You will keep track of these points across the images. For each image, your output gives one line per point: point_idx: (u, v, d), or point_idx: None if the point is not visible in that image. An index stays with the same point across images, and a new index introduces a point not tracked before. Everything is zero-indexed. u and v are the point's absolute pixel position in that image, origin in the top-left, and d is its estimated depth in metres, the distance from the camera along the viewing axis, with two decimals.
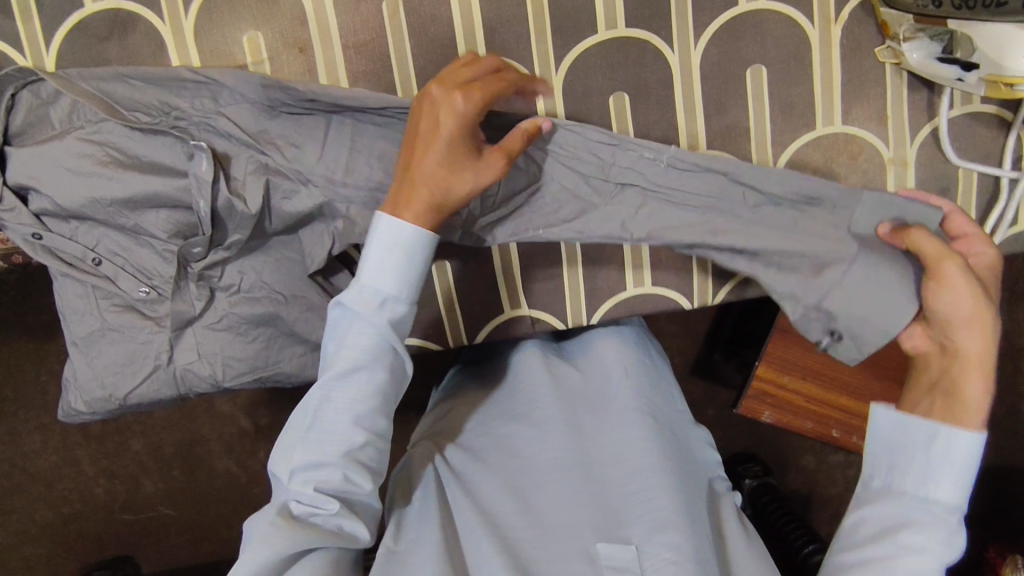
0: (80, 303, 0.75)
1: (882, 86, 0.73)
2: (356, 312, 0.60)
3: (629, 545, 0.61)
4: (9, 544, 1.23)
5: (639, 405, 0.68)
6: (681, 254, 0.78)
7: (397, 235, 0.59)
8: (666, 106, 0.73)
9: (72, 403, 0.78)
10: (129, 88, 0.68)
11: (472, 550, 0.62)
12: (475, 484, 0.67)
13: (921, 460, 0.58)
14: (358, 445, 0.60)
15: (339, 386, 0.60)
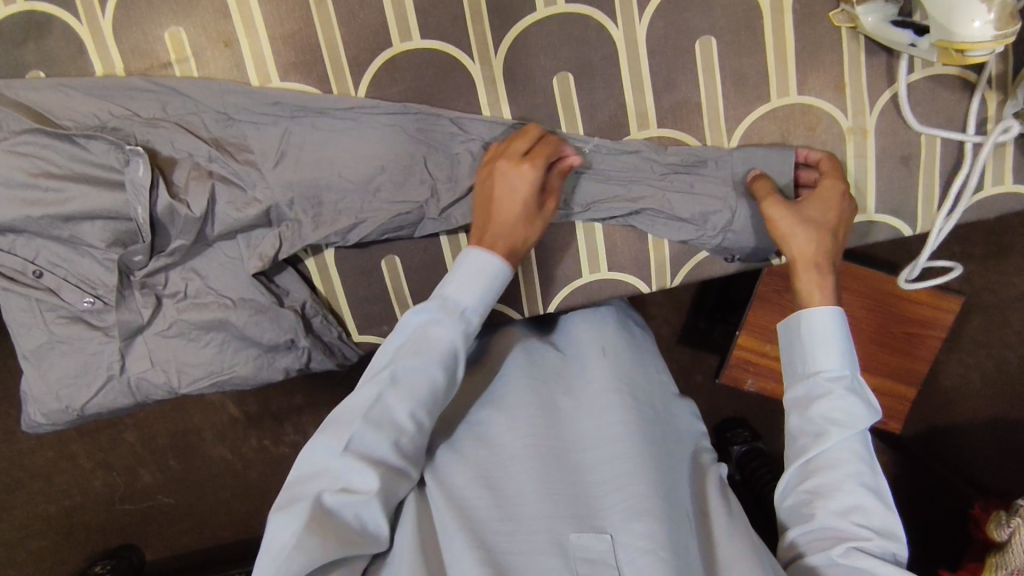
0: (26, 316, 0.73)
1: (838, 51, 0.70)
2: (435, 316, 0.61)
3: (603, 535, 0.59)
4: (14, 538, 1.26)
5: (620, 388, 0.66)
6: (639, 237, 0.75)
7: (483, 263, 0.62)
8: (613, 84, 0.70)
9: (32, 415, 0.77)
10: (64, 97, 0.67)
11: (446, 549, 0.58)
12: (445, 474, 0.63)
13: (802, 347, 0.61)
14: (406, 438, 0.58)
15: (414, 368, 0.59)
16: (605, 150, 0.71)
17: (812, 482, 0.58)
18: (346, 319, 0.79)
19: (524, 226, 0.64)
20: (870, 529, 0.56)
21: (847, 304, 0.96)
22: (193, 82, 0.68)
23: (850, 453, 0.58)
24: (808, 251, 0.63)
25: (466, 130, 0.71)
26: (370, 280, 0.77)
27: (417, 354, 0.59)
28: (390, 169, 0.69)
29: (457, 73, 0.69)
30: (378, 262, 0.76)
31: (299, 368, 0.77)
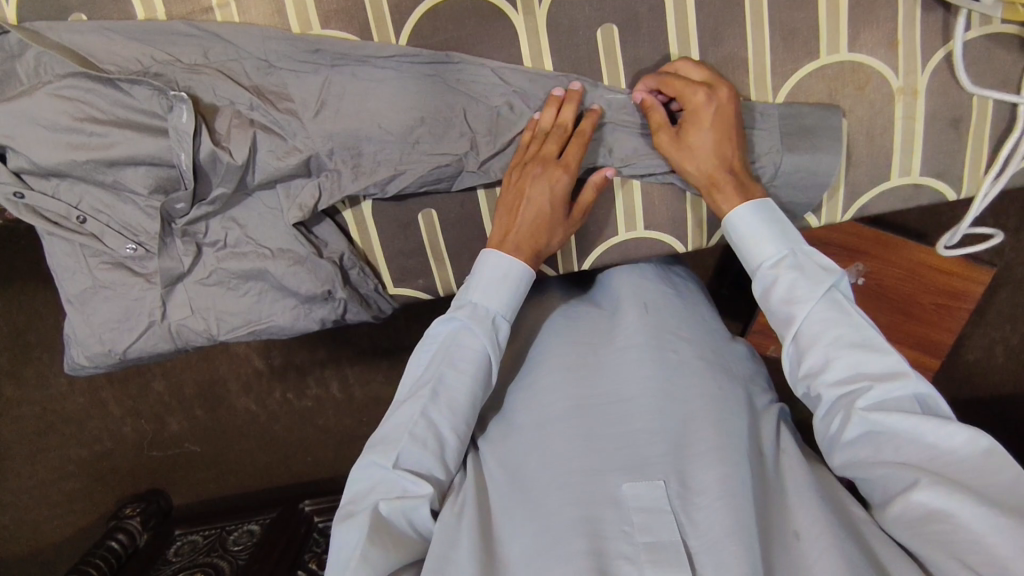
0: (71, 260, 0.74)
1: (893, 7, 0.68)
2: (472, 331, 0.64)
3: (656, 483, 0.59)
4: (49, 479, 1.31)
5: (665, 347, 0.67)
6: (677, 196, 0.75)
7: (506, 264, 0.66)
8: (659, 38, 0.69)
9: (75, 358, 0.79)
10: (105, 40, 0.67)
11: (506, 517, 0.62)
12: (502, 443, 0.66)
13: (742, 254, 0.65)
14: (456, 399, 0.63)
15: (458, 403, 0.63)
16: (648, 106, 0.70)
17: (806, 372, 0.61)
18: (381, 272, 0.79)
19: (552, 221, 0.68)
20: (869, 378, 0.57)
21: (877, 272, 0.95)
22: (233, 28, 0.67)
23: (816, 335, 0.60)
24: (708, 169, 0.66)
25: (507, 82, 0.69)
26: (406, 234, 0.77)
27: (456, 365, 0.63)
28: (430, 121, 0.69)
29: (499, 23, 0.68)
30: (415, 216, 0.76)
31: (335, 320, 0.77)
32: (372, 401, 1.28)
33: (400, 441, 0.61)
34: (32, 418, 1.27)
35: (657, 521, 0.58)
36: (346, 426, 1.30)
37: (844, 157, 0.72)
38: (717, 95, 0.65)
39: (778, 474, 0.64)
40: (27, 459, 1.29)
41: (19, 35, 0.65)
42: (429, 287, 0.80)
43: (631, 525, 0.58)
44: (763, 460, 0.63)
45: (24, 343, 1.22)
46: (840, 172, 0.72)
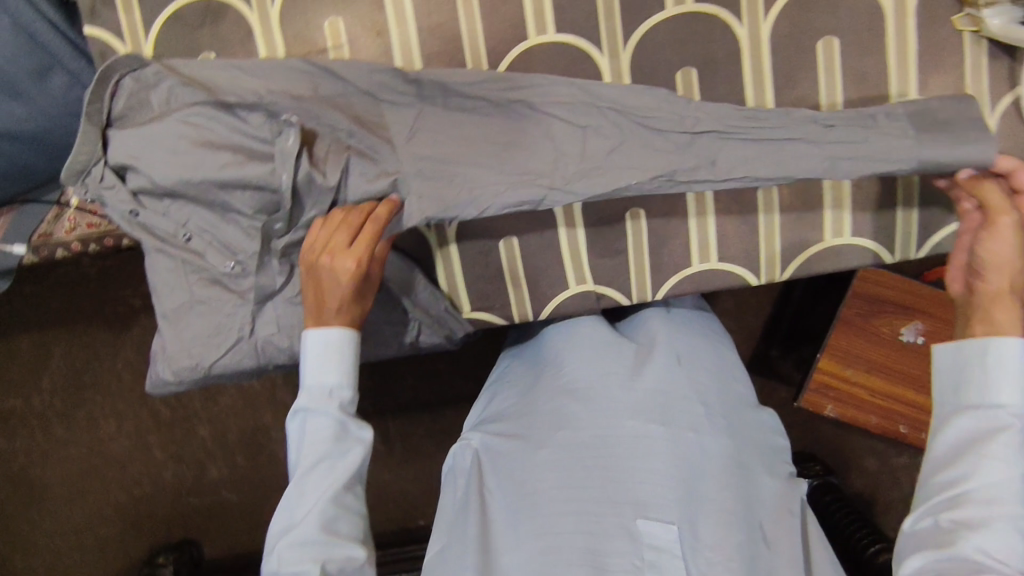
0: (172, 276, 0.79)
1: (960, 55, 0.71)
2: (314, 412, 0.70)
3: (668, 525, 0.66)
4: (84, 523, 1.30)
5: (692, 396, 0.72)
6: (750, 230, 0.77)
7: (324, 339, 0.69)
8: (735, 80, 0.73)
9: (161, 373, 0.82)
10: (230, 75, 0.74)
11: (509, 530, 0.69)
12: (516, 463, 0.71)
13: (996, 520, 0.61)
14: (318, 474, 0.69)
15: (326, 479, 0.69)
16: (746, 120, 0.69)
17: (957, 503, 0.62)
18: (456, 294, 0.80)
19: (356, 298, 0.69)
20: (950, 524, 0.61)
21: (935, 332, 0.97)
22: (346, 63, 0.74)
23: (1005, 478, 0.61)
24: (1016, 281, 0.65)
25: (591, 111, 0.71)
26: (486, 260, 0.79)
27: (309, 447, 0.69)
28: (518, 144, 0.70)
29: (586, 65, 0.74)
30: (497, 242, 0.79)
31: (408, 344, 0.80)
32: (414, 452, 1.23)
33: (285, 535, 0.68)
34: (75, 459, 1.29)
35: (666, 563, 0.66)
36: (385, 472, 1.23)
37: (913, 195, 0.75)
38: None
39: (771, 528, 0.71)
40: (66, 500, 1.30)
41: (158, 69, 0.73)
42: (505, 314, 0.82)
43: (642, 559, 0.65)
44: (767, 513, 0.72)
45: (86, 380, 1.28)
46: (911, 209, 0.76)
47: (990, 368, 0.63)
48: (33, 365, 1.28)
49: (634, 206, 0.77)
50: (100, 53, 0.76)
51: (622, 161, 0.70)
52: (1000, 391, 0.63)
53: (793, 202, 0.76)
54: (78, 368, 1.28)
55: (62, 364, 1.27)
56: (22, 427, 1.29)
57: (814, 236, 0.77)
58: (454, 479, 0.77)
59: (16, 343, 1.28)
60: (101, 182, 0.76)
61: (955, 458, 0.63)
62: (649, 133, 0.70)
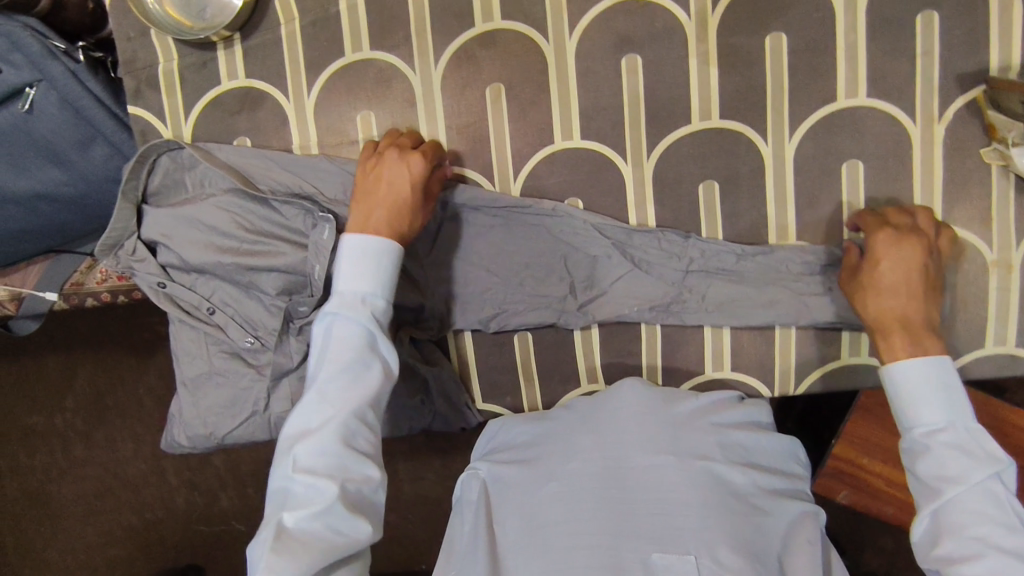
0: (194, 346, 0.81)
1: (986, 186, 0.71)
2: (343, 317, 0.62)
3: (687, 557, 0.62)
4: (97, 542, 1.33)
5: (704, 425, 0.71)
6: (765, 342, 0.77)
7: (364, 245, 0.64)
8: (758, 196, 0.73)
9: (176, 436, 0.85)
10: (264, 164, 0.76)
11: (515, 558, 0.65)
12: (522, 492, 0.70)
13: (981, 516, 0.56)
14: (351, 390, 0.60)
15: (352, 383, 0.60)
16: (752, 253, 0.74)
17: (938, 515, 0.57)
18: (471, 388, 0.81)
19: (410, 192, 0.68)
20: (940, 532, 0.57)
21: None
22: None
23: (974, 476, 0.57)
24: (883, 315, 0.66)
25: (604, 234, 0.75)
26: (500, 351, 0.80)
27: (335, 360, 0.60)
28: (536, 259, 0.76)
29: (609, 171, 0.75)
30: (512, 335, 0.80)
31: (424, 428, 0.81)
32: (421, 503, 1.23)
33: (300, 443, 0.58)
34: (93, 479, 1.32)
35: None
36: (394, 514, 1.24)
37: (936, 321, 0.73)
38: (906, 237, 0.66)
39: (789, 560, 0.66)
40: (81, 519, 1.33)
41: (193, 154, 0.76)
42: (515, 405, 0.82)
43: None
44: (785, 545, 0.67)
45: (104, 405, 1.30)
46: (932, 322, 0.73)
47: (907, 392, 0.62)
48: (56, 386, 1.31)
49: None
50: (141, 133, 0.79)
51: (627, 287, 0.76)
52: (922, 412, 0.61)
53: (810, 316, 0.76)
54: (102, 391, 1.30)
55: (86, 387, 1.30)
56: (44, 447, 1.33)
57: (831, 353, 0.76)
58: (461, 512, 0.75)
59: (42, 362, 1.31)
60: (133, 254, 0.79)
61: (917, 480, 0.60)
62: (650, 267, 0.75)
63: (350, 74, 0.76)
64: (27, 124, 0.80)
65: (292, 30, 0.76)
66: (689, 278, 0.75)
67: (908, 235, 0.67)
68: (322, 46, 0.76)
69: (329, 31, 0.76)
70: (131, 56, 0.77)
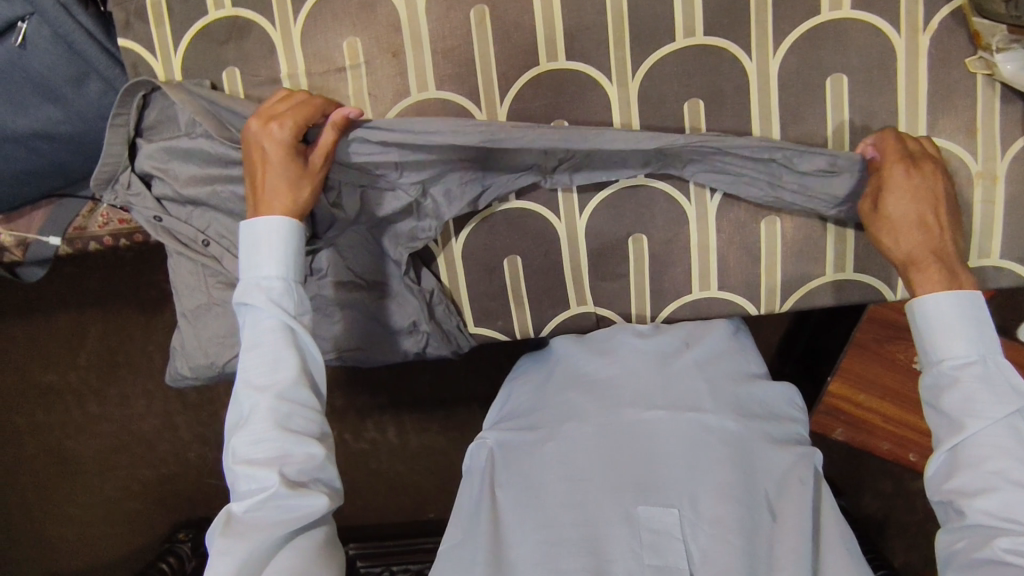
0: (193, 279, 0.83)
1: (971, 96, 0.71)
2: (252, 308, 0.65)
3: (670, 509, 0.65)
4: (117, 498, 1.38)
5: (699, 380, 0.73)
6: (751, 260, 0.78)
7: (260, 231, 0.66)
8: (742, 114, 0.74)
9: (179, 368, 0.88)
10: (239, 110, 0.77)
11: (513, 512, 0.69)
12: (522, 450, 0.72)
13: (1009, 448, 0.58)
14: (270, 379, 0.64)
15: (269, 372, 0.64)
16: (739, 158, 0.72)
17: (961, 449, 0.59)
18: (463, 312, 0.83)
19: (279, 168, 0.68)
20: (965, 465, 0.59)
21: None
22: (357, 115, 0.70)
23: (998, 410, 0.58)
24: (915, 247, 0.65)
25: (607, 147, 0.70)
26: (491, 277, 0.81)
27: (252, 350, 0.64)
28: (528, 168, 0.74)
29: (594, 92, 0.75)
30: (501, 261, 0.81)
31: (416, 352, 0.83)
32: (423, 448, 1.26)
33: (235, 437, 0.63)
34: (109, 435, 1.36)
35: (666, 546, 0.64)
36: (397, 459, 1.27)
37: None
38: (919, 171, 0.66)
39: (780, 502, 0.68)
40: (98, 474, 1.38)
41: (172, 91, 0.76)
42: (506, 329, 0.84)
43: (641, 544, 0.64)
44: (779, 490, 0.68)
45: (113, 361, 1.33)
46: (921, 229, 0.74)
47: (935, 323, 0.63)
48: (66, 341, 1.33)
49: (636, 232, 0.78)
50: (133, 65, 0.80)
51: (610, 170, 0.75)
52: (948, 344, 0.62)
53: (795, 235, 0.76)
54: (113, 348, 1.33)
55: (96, 344, 1.32)
56: (58, 402, 1.36)
57: (816, 271, 0.77)
58: (470, 481, 0.74)
59: (53, 321, 1.33)
60: (128, 189, 0.81)
61: (939, 413, 0.61)
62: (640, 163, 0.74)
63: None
64: (22, 60, 0.81)
65: None
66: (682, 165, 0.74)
67: (921, 164, 0.67)
68: None
69: None
70: None
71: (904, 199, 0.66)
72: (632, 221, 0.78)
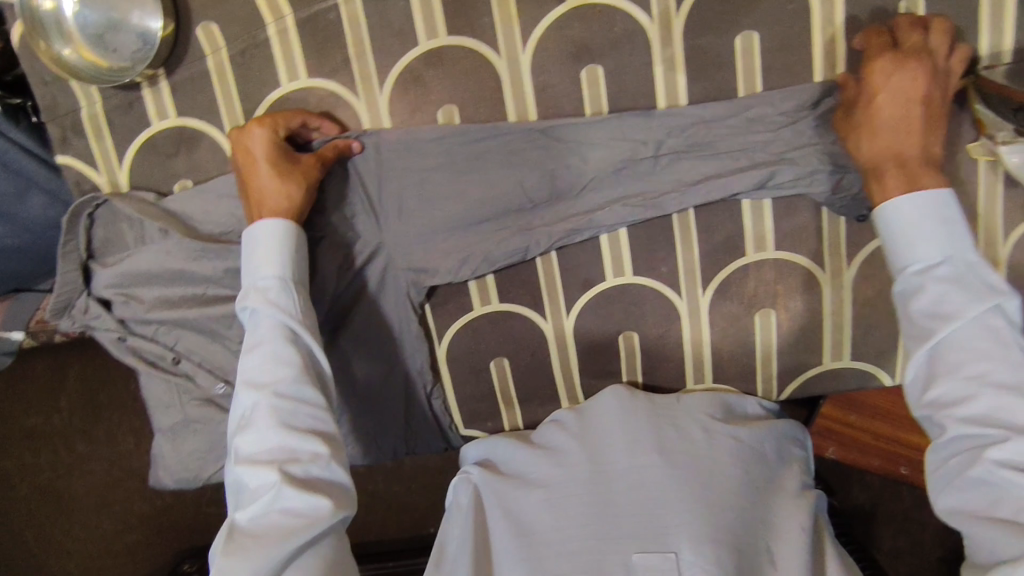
0: (166, 396, 0.78)
1: (973, 184, 0.67)
2: (252, 310, 0.63)
3: (668, 555, 0.60)
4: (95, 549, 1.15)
5: (693, 425, 0.69)
6: (748, 352, 0.75)
7: (258, 233, 0.64)
8: (733, 208, 0.70)
9: (162, 479, 0.83)
10: (198, 203, 0.72)
11: (505, 565, 0.65)
12: (511, 501, 0.68)
13: (999, 347, 0.52)
14: (273, 376, 0.61)
15: (269, 369, 0.61)
16: (708, 144, 0.68)
17: (940, 363, 0.54)
18: (454, 415, 0.80)
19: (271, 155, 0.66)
20: (949, 356, 0.54)
21: None
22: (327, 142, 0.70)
23: (983, 312, 0.53)
24: (901, 149, 0.60)
25: (571, 144, 0.69)
26: (477, 380, 0.78)
27: (253, 348, 0.62)
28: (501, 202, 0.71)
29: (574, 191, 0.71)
30: (487, 363, 0.77)
31: (407, 451, 0.82)
32: None
33: (238, 437, 0.60)
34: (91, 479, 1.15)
35: None
36: None
37: None
38: (906, 68, 0.60)
39: (778, 550, 0.63)
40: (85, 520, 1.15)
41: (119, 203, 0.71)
42: (497, 428, 0.81)
43: None
44: (776, 536, 0.64)
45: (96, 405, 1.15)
46: None
47: (899, 232, 0.58)
48: (47, 388, 1.17)
49: (627, 329, 0.75)
50: (76, 182, 0.74)
51: (588, 205, 0.70)
52: (920, 249, 0.57)
53: (792, 326, 0.73)
54: (94, 392, 1.16)
55: (77, 388, 1.15)
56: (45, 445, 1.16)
57: (813, 360, 0.74)
58: (451, 517, 0.72)
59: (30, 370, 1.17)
60: (87, 313, 0.75)
61: (917, 322, 0.56)
62: (612, 178, 0.70)
63: (289, 104, 0.70)
64: None
65: (219, 61, 0.70)
66: (665, 182, 0.69)
67: (910, 57, 0.60)
68: (254, 77, 0.70)
69: (261, 59, 0.69)
70: (53, 101, 0.72)
71: (883, 103, 0.61)
72: (622, 319, 0.75)
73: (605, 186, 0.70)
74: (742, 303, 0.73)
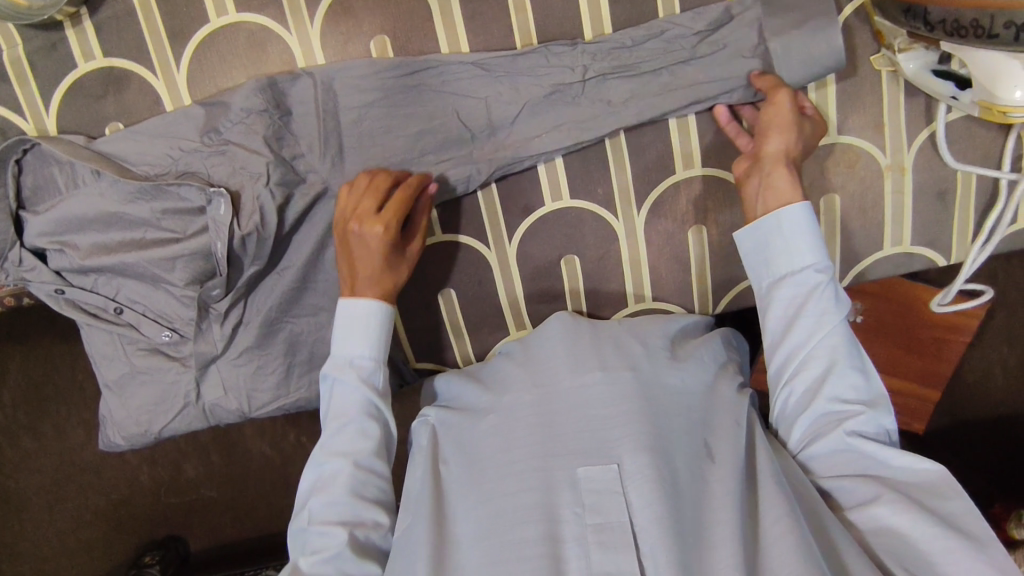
0: (109, 349, 0.76)
1: (878, 94, 0.72)
2: (337, 379, 0.69)
3: (608, 466, 0.61)
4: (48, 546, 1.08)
5: (633, 340, 0.71)
6: (683, 269, 0.78)
7: (358, 309, 0.69)
8: (660, 127, 0.73)
9: (110, 438, 0.80)
10: (133, 144, 0.71)
11: (460, 497, 0.66)
12: (464, 435, 0.70)
13: (829, 330, 0.64)
14: (354, 445, 0.68)
15: (354, 442, 0.68)
16: (632, 68, 0.70)
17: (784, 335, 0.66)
18: (405, 351, 0.81)
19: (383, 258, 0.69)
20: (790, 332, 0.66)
21: (875, 312, 0.89)
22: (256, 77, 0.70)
23: (822, 313, 0.65)
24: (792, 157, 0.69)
25: (496, 73, 0.71)
26: (427, 312, 0.80)
27: (339, 418, 0.68)
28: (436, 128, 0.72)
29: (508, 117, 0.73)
30: (435, 295, 0.79)
31: None
32: None
33: (312, 497, 0.66)
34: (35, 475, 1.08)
35: (607, 503, 0.60)
36: None
37: (840, 232, 0.76)
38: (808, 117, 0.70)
39: (714, 443, 0.65)
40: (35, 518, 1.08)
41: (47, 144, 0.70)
42: (449, 361, 0.83)
43: (581, 506, 0.60)
44: (712, 434, 0.65)
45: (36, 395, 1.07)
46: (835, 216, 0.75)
47: (771, 241, 0.67)
48: None
49: (569, 253, 0.78)
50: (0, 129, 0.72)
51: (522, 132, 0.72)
52: (787, 261, 0.67)
53: (722, 240, 0.77)
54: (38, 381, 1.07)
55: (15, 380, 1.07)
56: None
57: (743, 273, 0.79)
58: (414, 462, 0.73)
59: None
60: (21, 265, 0.74)
61: (777, 323, 0.67)
62: (545, 102, 0.72)
63: (219, 41, 0.71)
64: None
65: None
66: (596, 104, 0.71)
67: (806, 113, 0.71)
68: (183, 14, 0.70)
69: None
70: None
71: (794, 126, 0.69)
72: (563, 242, 0.77)
73: (536, 111, 0.72)
74: (674, 220, 0.76)
